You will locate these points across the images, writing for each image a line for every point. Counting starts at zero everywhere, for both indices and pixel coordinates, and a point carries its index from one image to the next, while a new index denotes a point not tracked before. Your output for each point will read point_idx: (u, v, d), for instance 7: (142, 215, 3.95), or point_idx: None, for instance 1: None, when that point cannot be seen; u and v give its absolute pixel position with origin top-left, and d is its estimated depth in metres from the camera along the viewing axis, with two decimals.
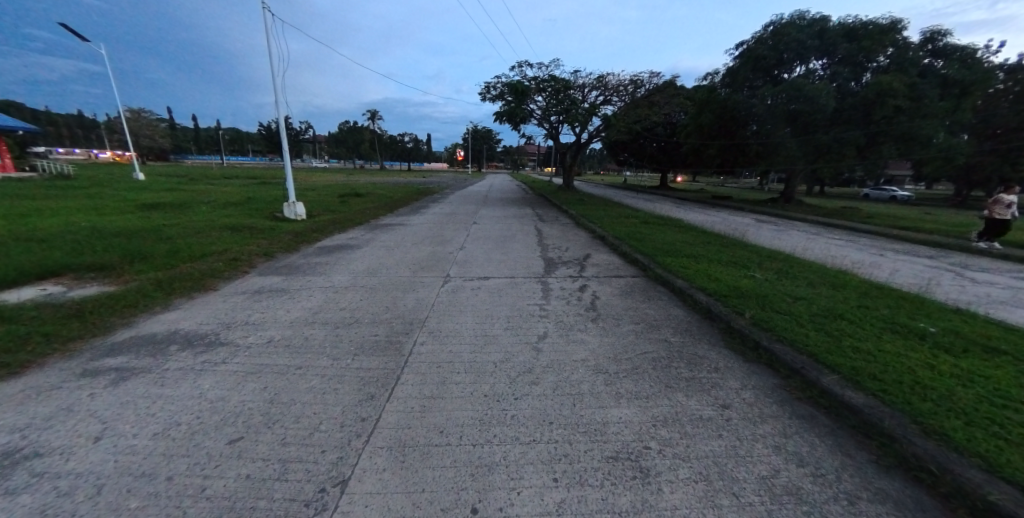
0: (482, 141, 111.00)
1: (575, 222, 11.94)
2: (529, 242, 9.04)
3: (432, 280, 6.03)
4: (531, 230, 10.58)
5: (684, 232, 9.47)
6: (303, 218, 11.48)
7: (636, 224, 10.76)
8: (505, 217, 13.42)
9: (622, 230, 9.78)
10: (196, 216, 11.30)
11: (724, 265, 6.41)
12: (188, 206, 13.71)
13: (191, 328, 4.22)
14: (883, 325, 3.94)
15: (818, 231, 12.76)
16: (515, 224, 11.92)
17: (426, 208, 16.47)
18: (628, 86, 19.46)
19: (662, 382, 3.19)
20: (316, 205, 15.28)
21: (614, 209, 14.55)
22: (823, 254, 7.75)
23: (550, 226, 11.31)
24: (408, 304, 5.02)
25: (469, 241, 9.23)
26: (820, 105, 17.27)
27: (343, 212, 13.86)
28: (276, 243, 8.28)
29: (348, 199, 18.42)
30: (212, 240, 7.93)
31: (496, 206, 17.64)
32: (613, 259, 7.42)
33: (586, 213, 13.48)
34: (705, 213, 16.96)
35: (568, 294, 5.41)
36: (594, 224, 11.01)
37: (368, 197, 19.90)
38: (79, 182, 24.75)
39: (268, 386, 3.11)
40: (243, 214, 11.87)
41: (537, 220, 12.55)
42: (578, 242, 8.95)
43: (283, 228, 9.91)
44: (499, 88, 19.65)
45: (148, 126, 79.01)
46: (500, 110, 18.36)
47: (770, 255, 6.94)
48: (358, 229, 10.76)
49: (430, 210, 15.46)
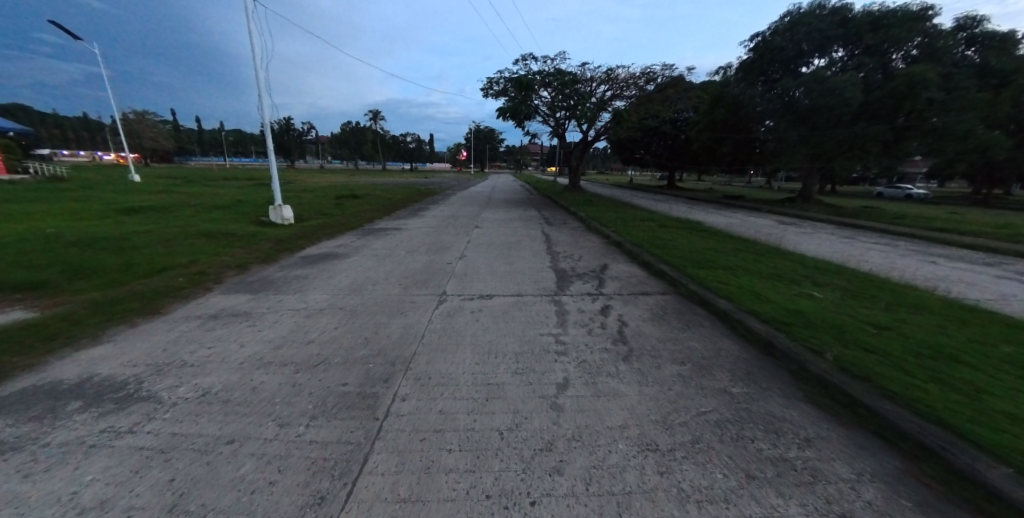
0: (484, 141, 110.56)
1: (586, 225, 10.98)
2: (537, 249, 8.08)
3: (425, 299, 5.10)
4: (537, 235, 9.66)
5: (707, 237, 8.54)
6: (290, 222, 10.61)
7: (654, 227, 9.77)
8: (509, 220, 12.51)
9: (638, 235, 8.86)
10: (175, 221, 10.43)
11: (767, 279, 5.46)
12: (172, 209, 12.84)
13: (111, 372, 3.28)
14: (1018, 371, 2.95)
15: (850, 234, 11.75)
16: (520, 227, 10.99)
17: (425, 209, 15.64)
18: (638, 80, 18.42)
19: (742, 469, 2.22)
20: (309, 209, 14.47)
21: (626, 210, 13.59)
22: (876, 263, 6.74)
23: (558, 230, 10.39)
24: (393, 333, 4.08)
25: (469, 247, 8.30)
26: (846, 99, 16.18)
27: (338, 215, 13.03)
28: (254, 252, 7.37)
29: (344, 202, 17.55)
30: (181, 250, 7.04)
31: (499, 207, 16.70)
32: (635, 270, 6.45)
33: (595, 215, 12.56)
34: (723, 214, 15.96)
35: (588, 318, 4.45)
36: (608, 227, 10.05)
37: (365, 199, 19.07)
38: (72, 184, 24.11)
39: (177, 477, 2.11)
40: (227, 218, 11.01)
41: (543, 223, 11.63)
42: (589, 249, 8.03)
43: (266, 234, 9.01)
44: (502, 84, 18.72)
45: (152, 127, 79.05)
46: (504, 107, 17.45)
47: (818, 267, 5.96)
48: (350, 234, 9.87)
49: (429, 212, 14.57)
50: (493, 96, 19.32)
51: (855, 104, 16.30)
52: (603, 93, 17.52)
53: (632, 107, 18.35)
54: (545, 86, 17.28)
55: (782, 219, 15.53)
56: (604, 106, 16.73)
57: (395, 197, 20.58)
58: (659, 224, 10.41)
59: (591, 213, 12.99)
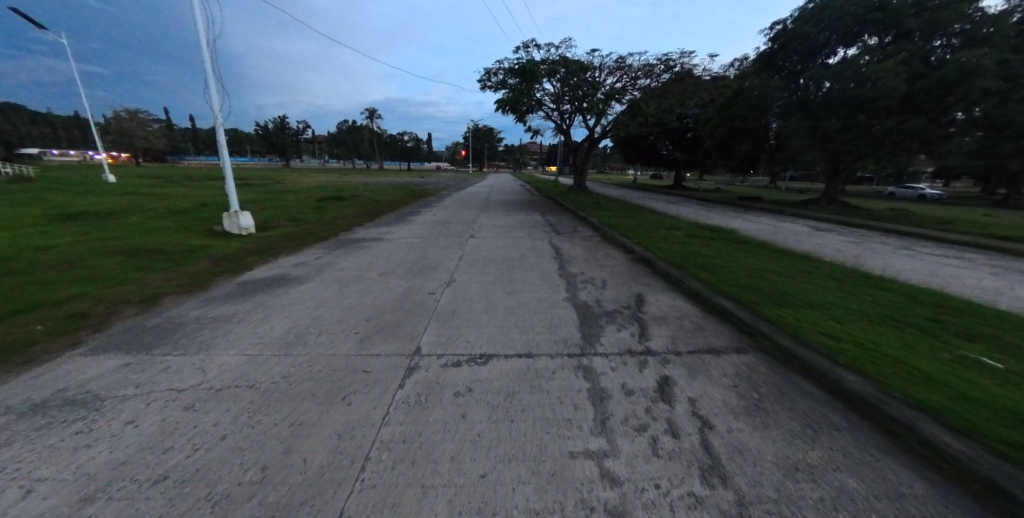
0: (483, 140, 108.90)
1: (600, 234, 9.31)
2: (547, 270, 6.39)
3: (389, 364, 3.38)
4: (544, 248, 7.98)
5: (755, 253, 6.90)
6: (249, 233, 8.90)
7: (686, 239, 8.10)
8: (509, 228, 10.84)
9: (670, 250, 7.21)
10: (108, 231, 8.67)
11: (887, 328, 3.77)
12: (120, 215, 11.08)
13: None
14: None
15: (907, 244, 10.13)
16: (523, 237, 9.29)
17: (416, 213, 13.95)
18: (653, 69, 16.64)
19: None
20: (283, 213, 12.72)
21: (645, 215, 11.94)
22: (1005, 296, 5.01)
23: (570, 241, 8.66)
24: (319, 453, 2.33)
25: (461, 267, 6.59)
26: (886, 89, 14.54)
27: (313, 221, 11.35)
28: (177, 278, 5.61)
29: (326, 205, 15.85)
30: (77, 276, 5.29)
31: (498, 211, 15.01)
32: (683, 305, 4.76)
33: (609, 220, 10.92)
34: (748, 219, 14.38)
35: (646, 414, 2.72)
36: (630, 238, 8.38)
37: (351, 202, 17.32)
38: (40, 184, 22.38)
39: None
40: (175, 227, 9.26)
41: (550, 231, 9.94)
42: (613, 270, 6.33)
43: (210, 249, 7.27)
44: (501, 74, 17.00)
45: (144, 126, 77.35)
46: (503, 98, 15.77)
47: (946, 308, 4.24)
48: (319, 246, 8.16)
49: (419, 218, 12.89)
50: (490, 88, 17.58)
51: (897, 96, 14.61)
52: (614, 83, 15.77)
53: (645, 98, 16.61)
54: (549, 75, 15.54)
55: (816, 224, 13.91)
56: (616, 98, 15.01)
57: (384, 199, 18.85)
58: (689, 234, 8.74)
59: (605, 218, 11.33)
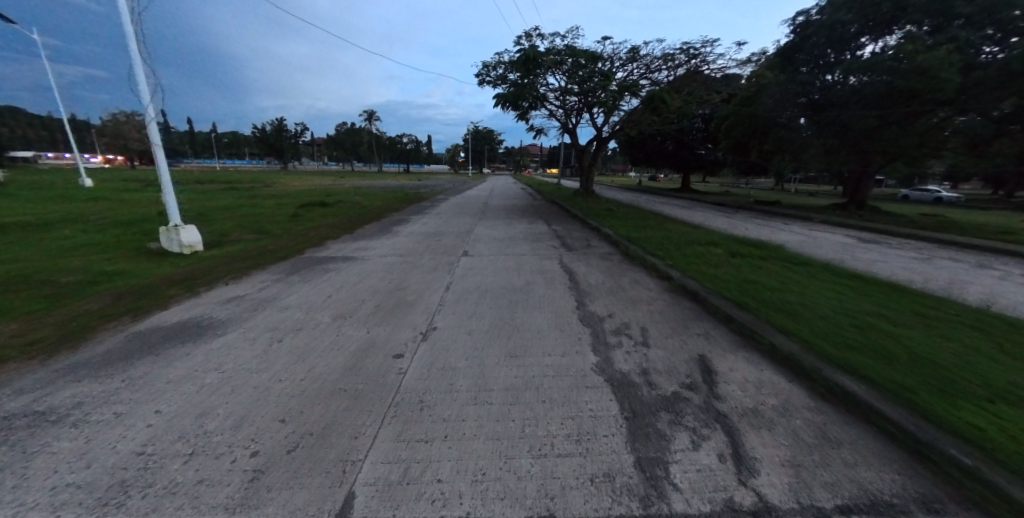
0: (484, 141, 107.69)
1: (621, 251, 7.71)
2: (562, 308, 4.77)
3: None
4: (554, 272, 6.34)
5: (828, 283, 5.32)
6: (193, 250, 7.31)
7: (732, 262, 6.50)
8: (511, 241, 9.23)
9: (719, 278, 5.62)
10: (15, 248, 7.01)
11: None
12: (53, 227, 9.42)
13: None
14: None
15: (982, 260, 8.59)
16: (526, 254, 7.68)
17: (405, 223, 12.32)
18: (669, 59, 15.04)
19: None
20: (252, 222, 11.11)
21: (668, 225, 10.38)
22: None
23: (584, 261, 7.04)
24: None
25: (447, 304, 4.95)
26: (940, 81, 13.12)
27: (281, 233, 9.74)
28: (39, 330, 3.94)
29: (304, 212, 14.17)
30: None
31: (497, 219, 13.40)
32: (779, 381, 3.12)
33: (628, 232, 9.33)
34: (779, 227, 12.79)
35: None
36: (660, 259, 6.77)
37: (335, 208, 15.67)
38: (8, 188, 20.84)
39: None
40: (107, 243, 7.66)
41: (559, 247, 8.34)
42: (651, 310, 4.70)
43: (130, 276, 5.68)
44: (501, 68, 15.43)
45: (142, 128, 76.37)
46: (502, 92, 14.17)
47: None
48: (275, 269, 6.58)
49: (407, 228, 11.27)
50: (489, 84, 15.98)
51: (953, 87, 13.20)
52: (628, 74, 14.19)
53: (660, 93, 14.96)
54: (555, 67, 13.94)
55: (857, 234, 12.31)
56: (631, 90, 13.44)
57: (372, 205, 17.19)
58: (731, 251, 7.15)
59: (622, 229, 9.76)
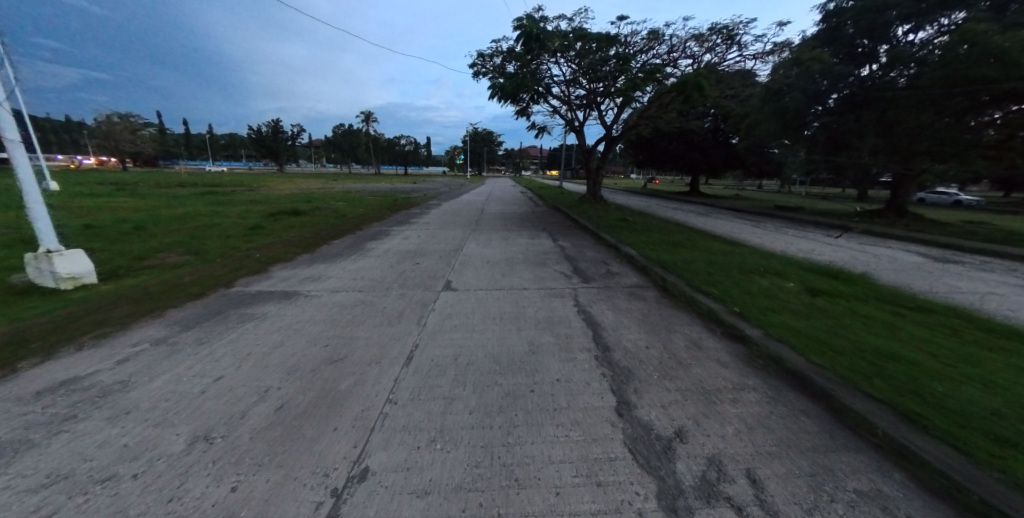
0: (482, 143, 106.07)
1: (654, 285, 5.81)
2: (594, 412, 2.82)
3: None
4: (569, 324, 4.39)
5: (1003, 356, 3.39)
6: (91, 277, 5.59)
7: (822, 309, 4.58)
8: (508, 265, 7.29)
9: (826, 344, 3.65)
10: None
11: None
12: None
13: None
14: None
15: None
16: (528, 289, 5.76)
17: (383, 237, 10.38)
18: (695, 44, 13.12)
19: None
20: (194, 239, 9.16)
21: (701, 243, 8.52)
22: None
23: (609, 304, 5.08)
24: None
25: (402, 400, 3.01)
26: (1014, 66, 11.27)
27: (220, 253, 7.80)
28: None
29: (268, 223, 12.22)
30: None
31: (493, 231, 11.47)
32: None
33: (656, 254, 7.40)
34: (823, 241, 10.92)
35: None
36: (717, 301, 4.83)
37: (307, 217, 13.73)
38: None
39: None
40: None
41: (569, 277, 6.41)
42: (744, 420, 2.73)
43: None
44: (500, 58, 13.59)
45: (132, 129, 74.46)
46: (499, 83, 12.29)
47: None
48: (173, 317, 4.64)
49: (382, 244, 9.34)
50: (485, 76, 14.11)
51: None
52: (649, 59, 12.30)
53: (683, 84, 13.05)
54: (563, 52, 12.06)
55: (920, 249, 10.37)
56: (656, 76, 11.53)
57: (352, 213, 15.18)
58: (808, 289, 5.23)
59: (646, 249, 7.89)
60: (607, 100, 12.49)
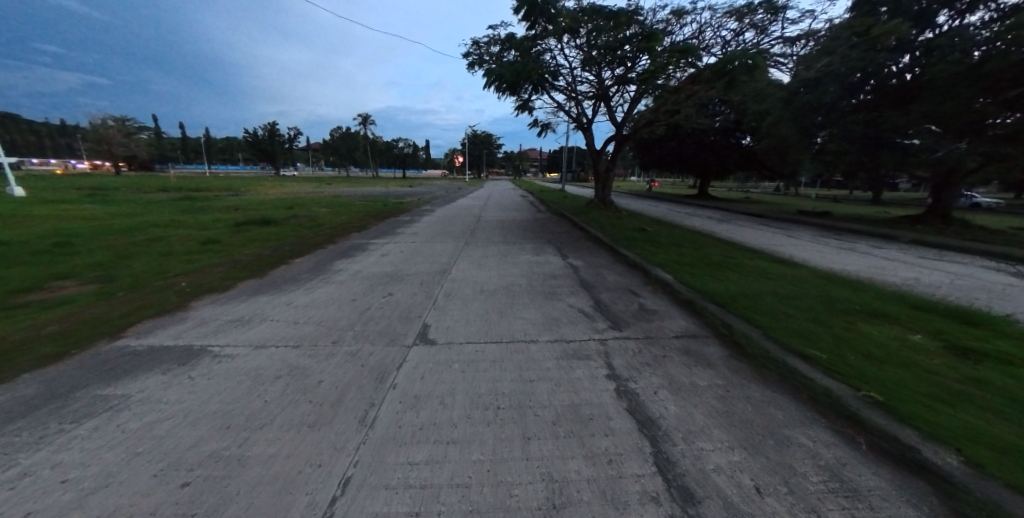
0: (482, 146, 104.80)
1: (714, 335, 4.14)
2: None
3: None
4: (609, 425, 2.68)
5: None
6: None
7: (1013, 390, 2.87)
8: (506, 296, 5.59)
9: None
10: None
11: None
12: None
13: None
14: None
15: None
16: (536, 341, 4.05)
17: (359, 253, 8.70)
18: (729, 21, 11.40)
19: None
20: (118, 259, 7.40)
21: (749, 264, 6.88)
22: None
23: (662, 374, 3.39)
24: None
25: None
26: None
27: (137, 280, 6.08)
28: None
29: (230, 235, 10.56)
30: None
31: (489, 244, 9.79)
32: None
33: (701, 282, 5.72)
34: (880, 256, 9.26)
35: None
36: (831, 374, 3.12)
37: (278, 227, 12.04)
38: None
39: None
40: None
41: (590, 317, 4.72)
42: None
43: None
44: (498, 45, 11.97)
45: (124, 132, 72.89)
46: (496, 72, 10.67)
47: None
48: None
49: (352, 264, 7.66)
50: (480, 65, 12.49)
51: None
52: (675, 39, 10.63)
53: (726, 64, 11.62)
54: (573, 33, 10.42)
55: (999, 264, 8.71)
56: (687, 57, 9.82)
57: (332, 222, 13.49)
58: (954, 348, 3.54)
59: (684, 274, 6.22)
60: (627, 86, 10.78)
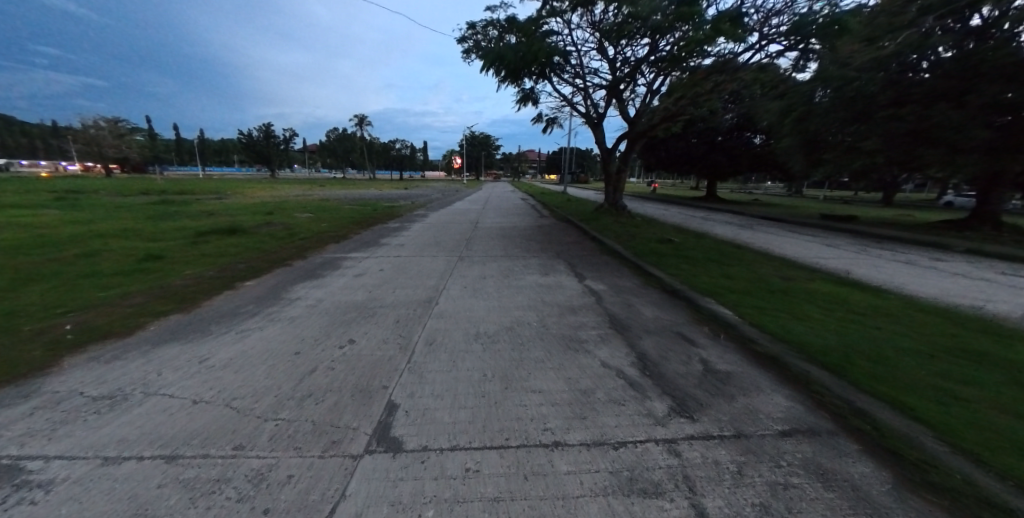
0: (480, 147, 103.31)
1: (847, 430, 2.58)
2: None
3: None
4: None
5: None
6: None
7: None
8: (510, 344, 4.04)
9: None
10: None
11: None
12: None
13: None
14: None
15: None
16: (561, 444, 2.50)
17: (329, 272, 7.14)
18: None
19: None
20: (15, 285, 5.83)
21: (821, 291, 5.34)
22: None
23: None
24: None
25: None
26: None
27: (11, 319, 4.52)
28: None
29: (182, 248, 8.97)
30: None
31: (487, 260, 8.25)
32: None
33: (777, 323, 4.18)
34: (954, 273, 7.77)
35: None
36: None
37: (245, 238, 10.47)
38: None
39: None
40: None
41: (635, 388, 3.19)
42: None
43: None
44: (499, 25, 10.46)
45: (114, 133, 71.13)
46: (496, 55, 9.18)
47: None
48: None
49: (315, 289, 6.10)
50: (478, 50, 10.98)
51: None
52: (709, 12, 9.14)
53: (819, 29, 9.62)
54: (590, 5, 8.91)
55: None
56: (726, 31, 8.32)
57: (309, 231, 11.90)
58: None
59: (745, 308, 4.68)
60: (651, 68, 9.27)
